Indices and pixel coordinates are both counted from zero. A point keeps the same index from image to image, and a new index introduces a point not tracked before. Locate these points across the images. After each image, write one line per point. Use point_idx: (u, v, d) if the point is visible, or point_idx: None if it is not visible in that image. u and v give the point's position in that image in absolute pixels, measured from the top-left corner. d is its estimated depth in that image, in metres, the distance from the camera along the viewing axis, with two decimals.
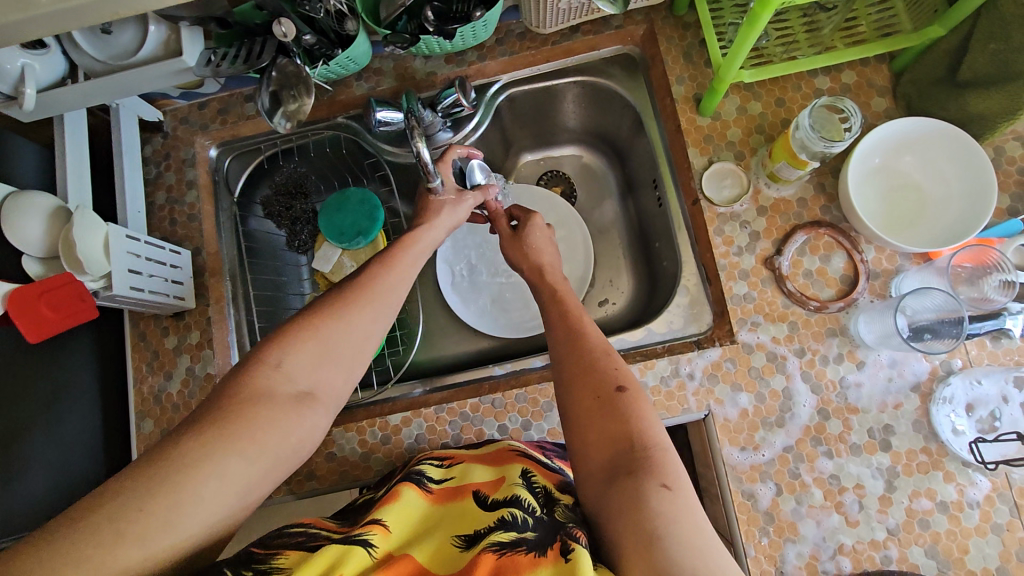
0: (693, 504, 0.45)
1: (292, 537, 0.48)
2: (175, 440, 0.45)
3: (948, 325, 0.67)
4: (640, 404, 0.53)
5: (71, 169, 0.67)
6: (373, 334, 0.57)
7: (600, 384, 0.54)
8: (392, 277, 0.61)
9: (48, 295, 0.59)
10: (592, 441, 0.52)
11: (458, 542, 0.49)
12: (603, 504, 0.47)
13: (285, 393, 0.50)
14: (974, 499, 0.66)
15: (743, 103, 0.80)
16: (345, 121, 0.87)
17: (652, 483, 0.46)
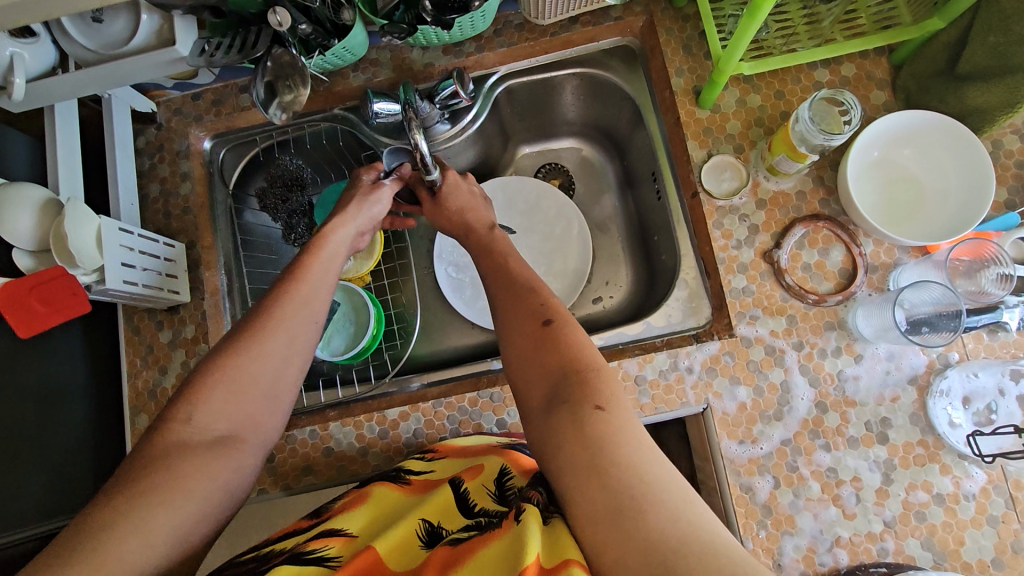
0: (628, 417, 0.46)
1: (243, 563, 0.48)
2: (122, 490, 0.46)
3: (946, 318, 0.68)
4: (573, 335, 0.53)
5: (63, 160, 0.65)
6: (292, 356, 0.57)
7: (531, 324, 0.55)
8: (306, 295, 0.60)
9: (38, 289, 0.59)
10: (531, 379, 0.52)
11: (422, 534, 0.49)
12: (545, 434, 0.47)
13: (200, 441, 0.50)
14: (970, 491, 0.67)
15: (743, 95, 0.79)
16: (343, 112, 0.86)
17: (585, 407, 0.46)
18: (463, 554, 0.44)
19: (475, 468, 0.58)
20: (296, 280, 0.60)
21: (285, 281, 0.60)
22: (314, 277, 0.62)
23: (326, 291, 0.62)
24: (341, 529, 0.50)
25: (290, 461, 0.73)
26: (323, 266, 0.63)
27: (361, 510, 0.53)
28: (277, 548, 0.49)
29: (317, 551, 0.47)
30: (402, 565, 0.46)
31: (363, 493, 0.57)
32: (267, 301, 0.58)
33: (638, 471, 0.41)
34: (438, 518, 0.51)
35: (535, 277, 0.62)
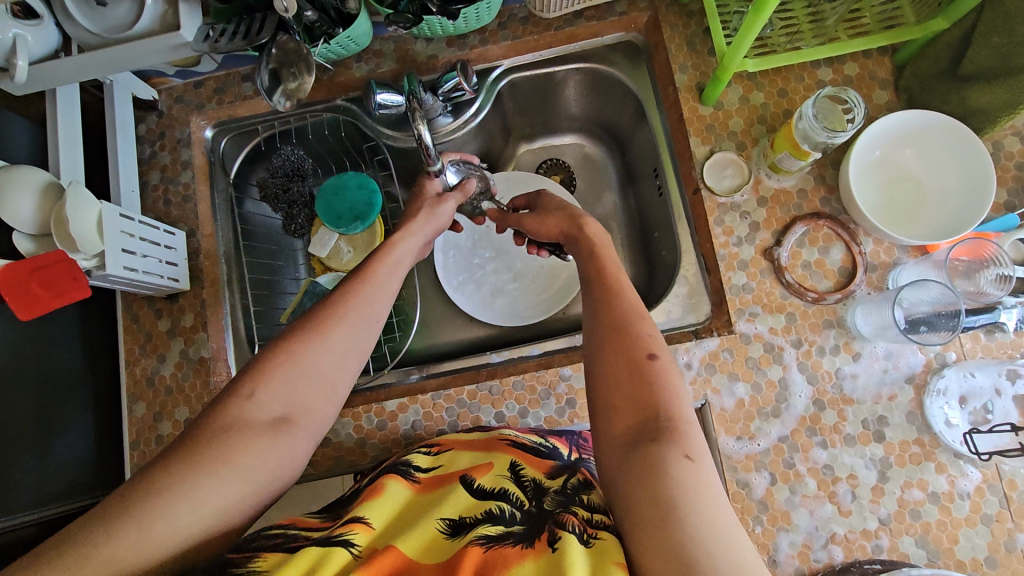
0: (714, 481, 0.43)
1: (269, 539, 0.47)
2: (176, 458, 0.45)
3: (945, 318, 0.68)
4: (672, 376, 0.50)
5: (63, 144, 0.65)
6: (352, 352, 0.54)
7: (632, 349, 0.51)
8: (373, 291, 0.58)
9: (40, 272, 0.58)
10: (617, 406, 0.49)
11: (444, 527, 0.48)
12: (621, 470, 0.45)
13: (259, 420, 0.48)
14: (964, 490, 0.67)
15: (746, 93, 0.79)
16: (345, 103, 0.85)
17: (674, 452, 0.44)
18: (499, 559, 0.43)
19: (490, 459, 0.57)
20: (365, 276, 0.59)
21: (353, 278, 0.59)
22: (380, 276, 0.60)
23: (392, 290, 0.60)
24: (363, 517, 0.49)
25: None
26: (388, 263, 0.62)
27: (386, 495, 0.52)
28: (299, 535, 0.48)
29: (342, 536, 0.46)
30: (429, 560, 0.46)
31: (377, 481, 0.55)
32: (335, 293, 0.57)
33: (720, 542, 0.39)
34: (458, 507, 0.50)
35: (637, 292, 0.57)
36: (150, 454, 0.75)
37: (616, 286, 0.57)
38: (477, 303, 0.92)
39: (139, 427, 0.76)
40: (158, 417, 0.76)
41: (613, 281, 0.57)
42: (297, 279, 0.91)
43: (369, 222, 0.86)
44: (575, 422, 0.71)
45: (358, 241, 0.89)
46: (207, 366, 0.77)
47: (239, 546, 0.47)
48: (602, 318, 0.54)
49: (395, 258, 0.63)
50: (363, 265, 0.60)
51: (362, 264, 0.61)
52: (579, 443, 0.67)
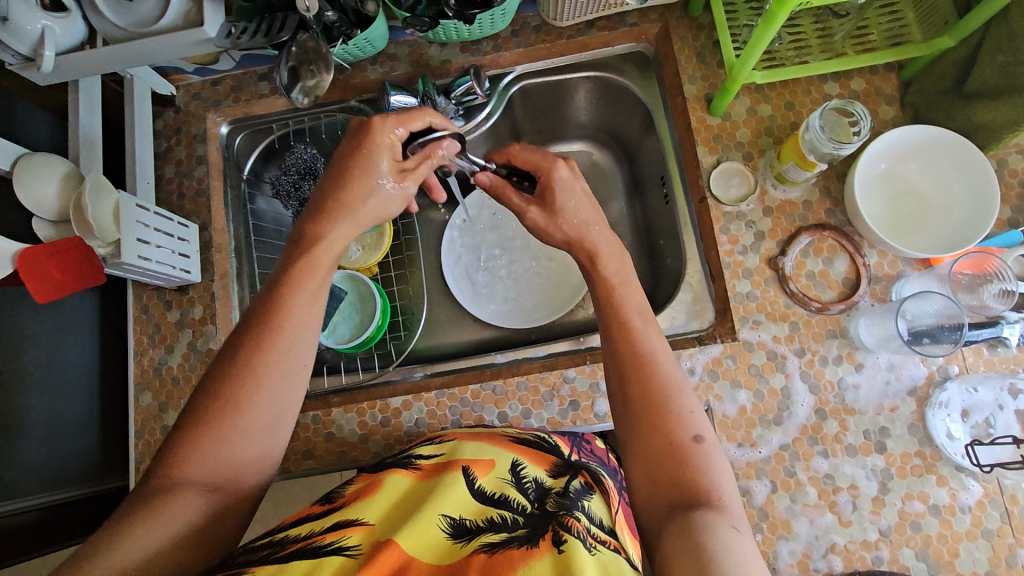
0: (761, 562, 0.42)
1: (257, 552, 0.44)
2: (130, 515, 0.45)
3: (948, 330, 0.69)
4: (710, 443, 0.49)
5: (84, 134, 0.67)
6: (284, 398, 0.52)
7: (676, 428, 0.49)
8: (303, 329, 0.54)
9: (57, 256, 0.61)
10: (657, 481, 0.48)
11: (445, 527, 0.47)
12: (661, 546, 0.44)
13: (200, 482, 0.48)
14: (965, 504, 0.67)
15: (754, 104, 0.81)
16: (357, 104, 0.86)
17: (723, 524, 0.43)
18: (503, 562, 0.43)
19: (491, 455, 0.57)
20: (286, 302, 0.54)
21: (265, 317, 0.53)
22: (301, 304, 0.54)
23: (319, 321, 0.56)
24: (358, 519, 0.48)
25: (291, 444, 0.74)
26: (316, 287, 0.56)
27: (377, 497, 0.51)
28: (291, 538, 0.46)
29: (336, 542, 0.45)
30: (428, 560, 0.44)
31: (378, 477, 0.55)
32: (251, 335, 0.52)
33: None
34: (459, 505, 0.50)
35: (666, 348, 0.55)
36: (152, 444, 0.75)
37: (647, 347, 0.54)
38: (472, 298, 0.93)
39: (145, 417, 0.76)
40: (163, 407, 0.76)
41: (643, 341, 0.54)
42: None
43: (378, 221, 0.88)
44: (578, 424, 0.71)
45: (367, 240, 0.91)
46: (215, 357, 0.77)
47: (227, 563, 0.44)
48: (635, 384, 0.52)
49: (320, 270, 0.57)
50: (274, 292, 0.54)
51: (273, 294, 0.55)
52: (580, 445, 0.66)
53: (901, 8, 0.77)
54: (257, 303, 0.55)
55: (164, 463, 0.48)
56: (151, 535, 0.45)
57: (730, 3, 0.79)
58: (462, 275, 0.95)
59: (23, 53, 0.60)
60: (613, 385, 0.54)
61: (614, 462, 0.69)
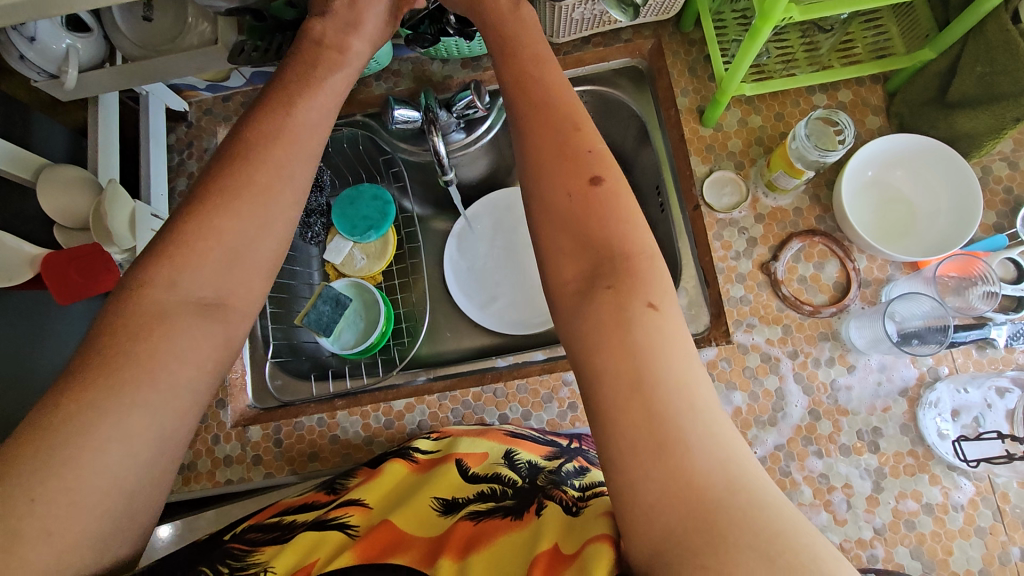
0: (679, 322, 0.45)
1: (263, 532, 0.48)
2: (106, 380, 0.42)
3: (935, 331, 0.71)
4: (618, 193, 0.48)
5: (101, 146, 0.70)
6: (274, 220, 0.51)
7: (573, 178, 0.49)
8: (264, 174, 0.50)
9: (77, 261, 0.63)
10: (565, 250, 0.47)
11: (437, 506, 0.51)
12: (584, 328, 0.44)
13: (181, 320, 0.46)
14: (958, 502, 0.68)
15: (744, 116, 0.84)
16: (363, 119, 0.90)
17: (638, 303, 0.44)
18: (485, 533, 0.46)
19: (485, 445, 0.60)
20: (248, 162, 0.50)
21: (233, 140, 0.51)
22: (268, 163, 0.51)
23: (293, 185, 0.52)
24: (359, 500, 0.52)
25: (297, 447, 0.75)
26: (283, 128, 0.52)
27: (377, 481, 0.55)
28: (299, 521, 0.50)
29: (339, 520, 0.49)
30: (422, 532, 0.48)
31: (378, 467, 0.59)
32: (207, 191, 0.49)
33: (701, 407, 0.40)
34: (451, 488, 0.53)
35: (568, 94, 0.53)
36: None
37: (543, 93, 0.53)
38: (469, 298, 0.96)
39: None
40: None
41: (541, 91, 0.53)
42: (311, 284, 0.95)
43: (383, 230, 0.92)
44: (577, 426, 0.73)
45: (372, 249, 0.95)
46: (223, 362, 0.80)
47: (238, 537, 0.48)
48: (537, 143, 0.51)
49: (311, 115, 0.54)
50: (231, 148, 0.51)
51: (249, 114, 0.53)
52: (581, 438, 0.68)
53: (885, 22, 0.80)
54: (239, 131, 0.52)
55: (141, 295, 0.45)
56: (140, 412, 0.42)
57: (720, 19, 0.83)
58: (474, 263, 0.99)
59: (48, 71, 0.64)
60: (520, 155, 0.52)
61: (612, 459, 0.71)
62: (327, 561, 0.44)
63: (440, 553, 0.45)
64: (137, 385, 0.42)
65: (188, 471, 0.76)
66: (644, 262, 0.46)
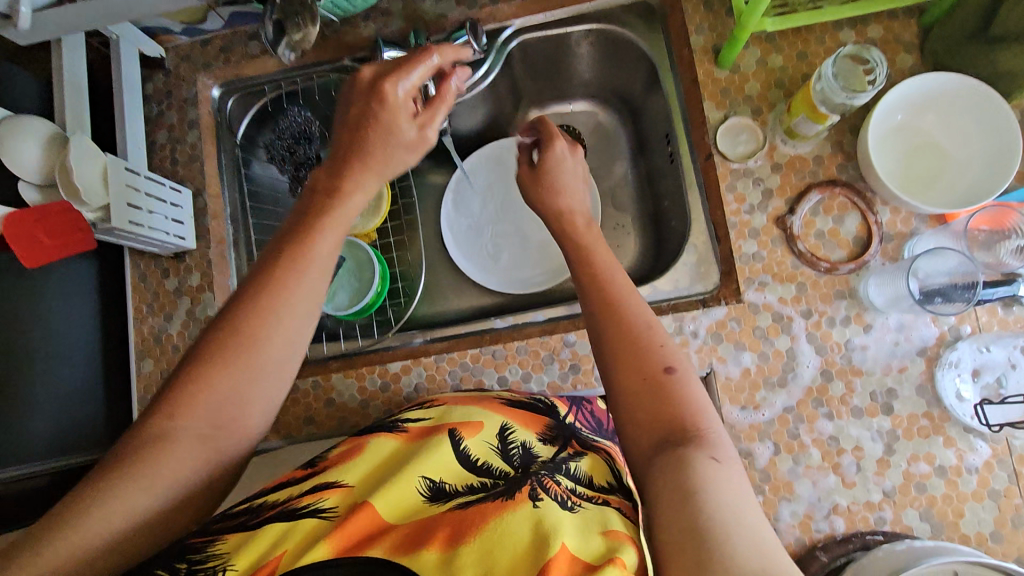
0: (743, 485, 0.43)
1: (232, 518, 0.46)
2: (121, 472, 0.46)
3: (961, 289, 0.67)
4: (691, 385, 0.48)
5: (69, 97, 0.65)
6: (295, 343, 0.53)
7: (648, 363, 0.49)
8: (289, 303, 0.52)
9: (44, 221, 0.60)
10: (639, 421, 0.47)
11: (424, 490, 0.49)
12: (650, 482, 0.43)
13: (192, 432, 0.48)
14: (973, 464, 0.66)
15: (764, 55, 0.77)
16: (351, 63, 0.83)
17: (701, 455, 0.43)
18: (475, 519, 0.44)
19: (482, 416, 0.57)
20: (274, 294, 0.52)
21: (264, 265, 0.53)
22: (295, 293, 0.52)
23: (306, 309, 0.53)
24: (338, 481, 0.50)
25: (292, 411, 0.74)
26: (310, 262, 0.53)
27: (360, 459, 0.52)
28: (267, 503, 0.48)
29: (312, 505, 0.47)
30: (404, 522, 0.46)
31: (363, 440, 0.56)
32: (229, 310, 0.52)
33: (748, 541, 0.38)
34: (441, 471, 0.50)
35: (640, 302, 0.54)
36: None
37: (609, 278, 0.56)
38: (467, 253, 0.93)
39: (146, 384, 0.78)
40: (164, 373, 0.78)
41: (612, 284, 0.55)
42: None
43: (375, 184, 0.88)
44: (578, 388, 0.71)
45: (365, 205, 0.90)
46: None
47: (202, 529, 0.46)
48: (606, 320, 0.53)
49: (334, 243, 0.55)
50: (262, 269, 0.53)
51: (283, 240, 0.55)
52: (581, 407, 0.65)
53: None
54: (270, 251, 0.54)
55: (161, 409, 0.48)
56: (144, 492, 0.46)
57: None
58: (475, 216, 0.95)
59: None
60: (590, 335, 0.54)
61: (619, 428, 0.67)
62: (298, 553, 0.42)
63: (425, 542, 0.42)
64: (144, 471, 0.46)
65: None
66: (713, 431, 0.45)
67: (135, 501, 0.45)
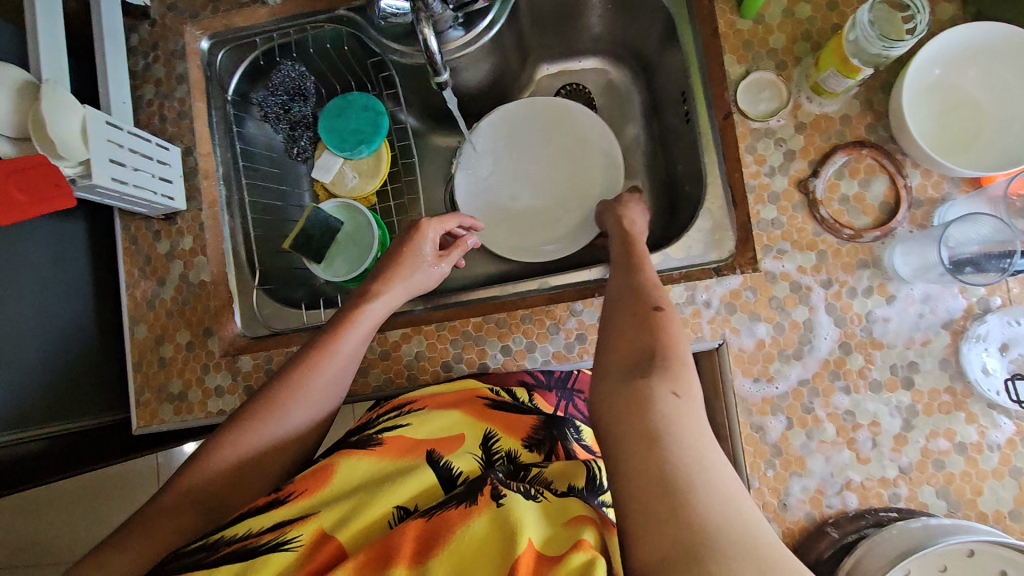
0: (705, 424, 0.42)
1: (194, 554, 0.47)
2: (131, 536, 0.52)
3: (994, 259, 0.62)
4: (674, 323, 0.51)
5: (41, 39, 0.60)
6: (309, 427, 0.58)
7: (640, 302, 0.53)
8: (313, 395, 0.58)
9: (18, 175, 0.55)
10: (617, 350, 0.50)
11: (393, 521, 0.50)
12: (607, 398, 0.45)
13: (198, 506, 0.53)
14: (995, 442, 0.63)
15: (790, 5, 0.71)
16: (346, 14, 0.77)
17: (664, 386, 0.43)
18: (441, 530, 0.44)
19: (462, 430, 0.62)
20: (300, 386, 0.57)
21: (297, 359, 0.59)
22: (318, 385, 0.58)
23: (326, 396, 0.59)
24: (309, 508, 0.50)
25: None
26: (334, 357, 0.59)
27: (333, 482, 0.53)
28: (226, 537, 0.48)
29: (274, 540, 0.47)
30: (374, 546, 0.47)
31: (332, 458, 0.57)
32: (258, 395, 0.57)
33: (705, 485, 0.37)
34: (410, 492, 0.53)
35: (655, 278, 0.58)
36: (151, 376, 0.75)
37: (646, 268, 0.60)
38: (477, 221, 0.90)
39: (140, 349, 0.76)
40: (158, 339, 0.76)
41: (639, 267, 0.60)
42: (302, 206, 0.89)
43: (375, 146, 0.84)
44: (584, 359, 0.68)
45: (364, 167, 0.87)
46: (207, 289, 0.75)
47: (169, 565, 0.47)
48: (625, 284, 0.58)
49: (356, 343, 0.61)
50: (298, 356, 0.59)
51: (321, 334, 0.61)
52: (567, 401, 0.74)
53: None
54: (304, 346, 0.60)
55: (177, 482, 0.54)
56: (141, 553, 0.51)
57: None
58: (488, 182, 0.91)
59: None
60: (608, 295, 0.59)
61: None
62: None
63: (393, 557, 0.42)
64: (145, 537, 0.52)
65: (178, 401, 0.74)
66: (679, 365, 0.46)
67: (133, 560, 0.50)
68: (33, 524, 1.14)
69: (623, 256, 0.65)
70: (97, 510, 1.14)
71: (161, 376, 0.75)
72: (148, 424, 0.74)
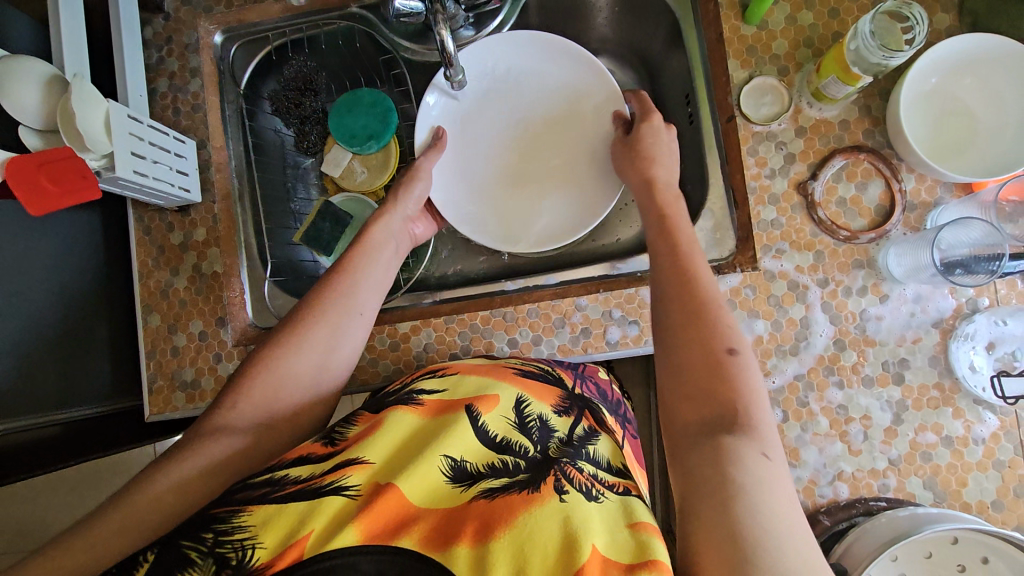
0: (790, 486, 0.42)
1: (254, 488, 0.44)
2: (169, 458, 0.50)
3: (984, 262, 0.64)
4: (750, 374, 0.48)
5: (65, 33, 0.62)
6: (334, 342, 0.59)
7: (711, 345, 0.49)
8: (331, 303, 0.60)
9: (48, 166, 0.57)
10: (691, 399, 0.47)
11: (447, 471, 0.48)
12: (689, 460, 0.44)
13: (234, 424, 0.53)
14: (980, 436, 0.66)
15: (794, 12, 0.74)
16: (359, 11, 0.79)
17: (753, 449, 0.42)
18: (502, 514, 0.43)
19: (496, 390, 0.57)
20: (315, 296, 0.61)
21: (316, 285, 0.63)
22: (333, 295, 0.61)
23: (347, 310, 0.61)
24: (360, 457, 0.47)
25: None
26: (349, 270, 0.64)
27: (381, 434, 0.50)
28: (289, 477, 0.45)
29: (334, 483, 0.44)
30: (434, 506, 0.45)
31: (381, 414, 0.54)
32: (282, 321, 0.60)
33: (791, 551, 0.37)
34: (462, 446, 0.50)
35: (722, 297, 0.54)
36: (165, 364, 0.77)
37: (702, 276, 0.55)
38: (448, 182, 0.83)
39: (153, 339, 0.78)
40: (171, 328, 0.77)
41: (699, 272, 0.56)
42: (309, 199, 0.89)
43: (383, 140, 0.84)
44: (589, 352, 0.70)
45: (373, 161, 0.87)
46: (220, 280, 0.77)
47: (223, 500, 0.44)
48: (676, 309, 0.53)
49: (367, 264, 0.65)
50: (318, 283, 0.63)
51: (339, 259, 0.66)
52: (583, 380, 0.66)
53: None
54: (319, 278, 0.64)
55: (213, 410, 0.54)
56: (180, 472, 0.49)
57: None
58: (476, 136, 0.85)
59: None
60: (660, 318, 0.54)
61: (617, 395, 0.72)
62: (324, 534, 0.40)
63: (456, 538, 0.42)
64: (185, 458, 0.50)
65: (191, 389, 0.75)
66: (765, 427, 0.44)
67: (175, 481, 0.48)
68: (29, 509, 1.15)
69: (668, 262, 0.58)
70: (97, 496, 1.15)
71: (174, 363, 0.76)
72: (161, 411, 0.76)
